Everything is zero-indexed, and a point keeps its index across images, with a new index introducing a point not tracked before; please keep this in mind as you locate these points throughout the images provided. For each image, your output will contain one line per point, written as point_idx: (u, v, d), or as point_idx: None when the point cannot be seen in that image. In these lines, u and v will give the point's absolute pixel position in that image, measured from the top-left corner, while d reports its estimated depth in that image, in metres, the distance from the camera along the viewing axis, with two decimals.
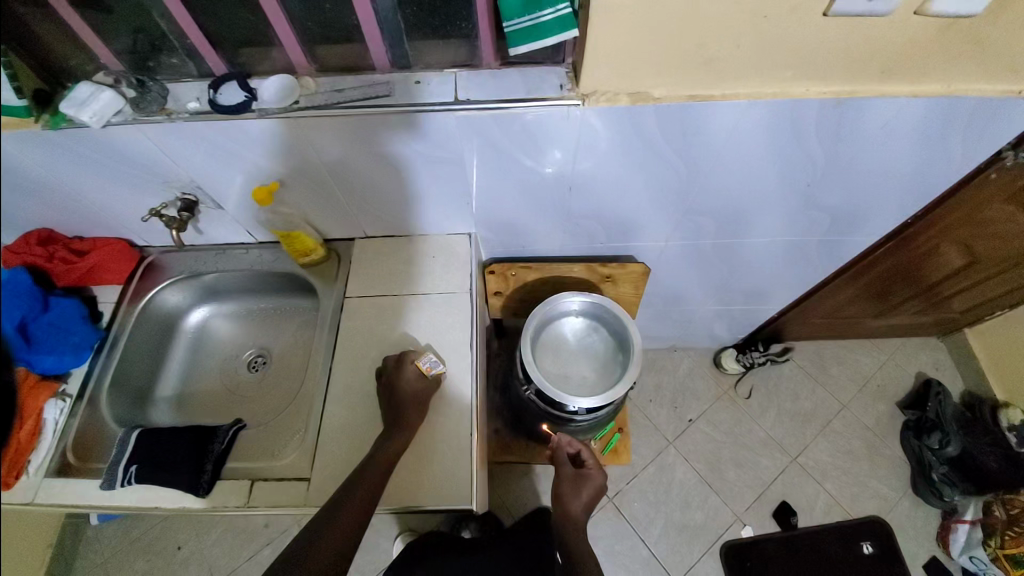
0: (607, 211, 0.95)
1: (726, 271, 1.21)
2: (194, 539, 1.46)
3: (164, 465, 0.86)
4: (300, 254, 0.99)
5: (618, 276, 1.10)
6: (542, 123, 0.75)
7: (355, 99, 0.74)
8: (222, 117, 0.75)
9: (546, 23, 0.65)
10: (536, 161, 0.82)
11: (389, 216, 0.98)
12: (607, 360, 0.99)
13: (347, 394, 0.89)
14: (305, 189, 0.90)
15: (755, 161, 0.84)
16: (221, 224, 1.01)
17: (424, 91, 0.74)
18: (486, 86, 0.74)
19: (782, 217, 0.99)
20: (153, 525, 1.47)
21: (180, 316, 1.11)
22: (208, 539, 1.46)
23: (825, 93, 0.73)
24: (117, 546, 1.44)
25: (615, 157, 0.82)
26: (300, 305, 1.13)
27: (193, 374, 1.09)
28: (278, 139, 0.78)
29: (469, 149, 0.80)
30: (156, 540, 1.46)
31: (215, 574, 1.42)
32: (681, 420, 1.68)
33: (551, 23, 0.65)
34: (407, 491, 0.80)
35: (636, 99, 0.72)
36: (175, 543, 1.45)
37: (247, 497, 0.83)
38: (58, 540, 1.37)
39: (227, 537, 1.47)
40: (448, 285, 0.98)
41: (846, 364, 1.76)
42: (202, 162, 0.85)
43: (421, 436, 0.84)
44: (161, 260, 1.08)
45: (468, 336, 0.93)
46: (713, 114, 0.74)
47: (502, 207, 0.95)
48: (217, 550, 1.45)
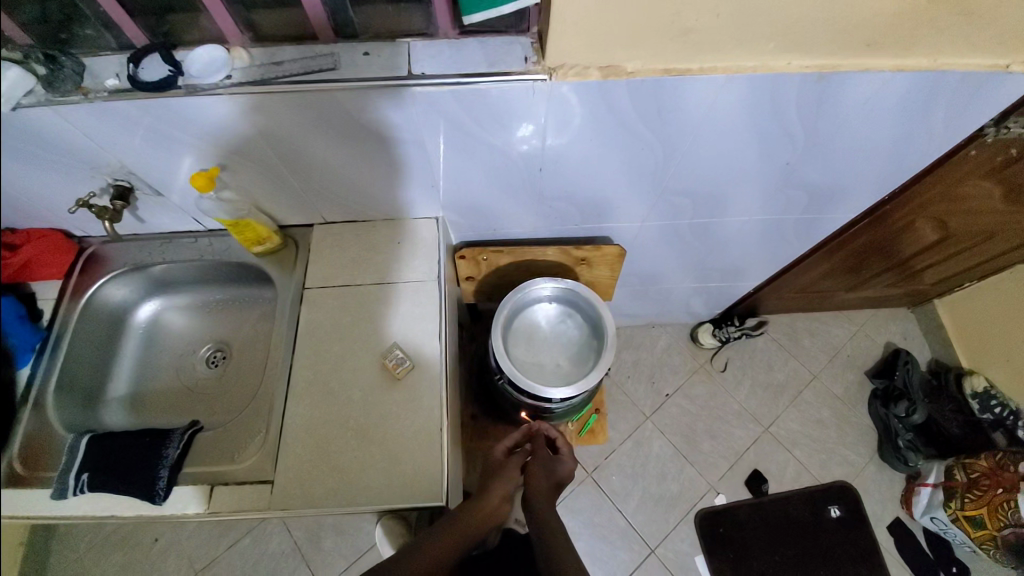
0: (580, 191, 0.91)
1: (704, 249, 1.18)
2: (171, 530, 1.43)
3: (118, 473, 0.82)
4: (252, 243, 0.92)
5: (593, 259, 1.06)
6: (506, 101, 0.69)
7: (297, 73, 0.66)
8: (146, 95, 0.67)
9: None
10: (502, 140, 0.77)
11: (348, 200, 0.91)
12: (582, 347, 0.96)
13: (310, 392, 0.84)
14: (253, 172, 0.83)
15: (734, 140, 0.80)
16: (165, 212, 0.93)
17: (374, 64, 0.67)
18: (444, 58, 0.67)
19: (760, 195, 0.96)
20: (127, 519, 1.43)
21: (129, 310, 1.04)
22: (185, 530, 1.43)
23: (808, 66, 0.68)
24: (90, 541, 1.40)
25: (586, 136, 0.77)
26: (260, 295, 1.06)
27: (148, 371, 1.03)
28: (214, 118, 0.70)
29: (428, 129, 0.73)
30: (131, 534, 1.42)
31: (194, 564, 1.40)
32: (658, 395, 1.69)
33: None
34: (375, 491, 0.77)
35: (608, 74, 0.67)
36: (152, 536, 1.42)
37: (207, 502, 0.79)
38: (27, 539, 1.32)
39: (205, 527, 1.44)
40: (414, 272, 0.93)
41: (820, 336, 1.78)
42: (132, 146, 0.76)
43: (389, 433, 0.81)
44: (103, 250, 1.01)
45: (437, 325, 0.89)
46: (690, 89, 0.69)
47: (470, 190, 0.89)
48: (195, 540, 1.42)
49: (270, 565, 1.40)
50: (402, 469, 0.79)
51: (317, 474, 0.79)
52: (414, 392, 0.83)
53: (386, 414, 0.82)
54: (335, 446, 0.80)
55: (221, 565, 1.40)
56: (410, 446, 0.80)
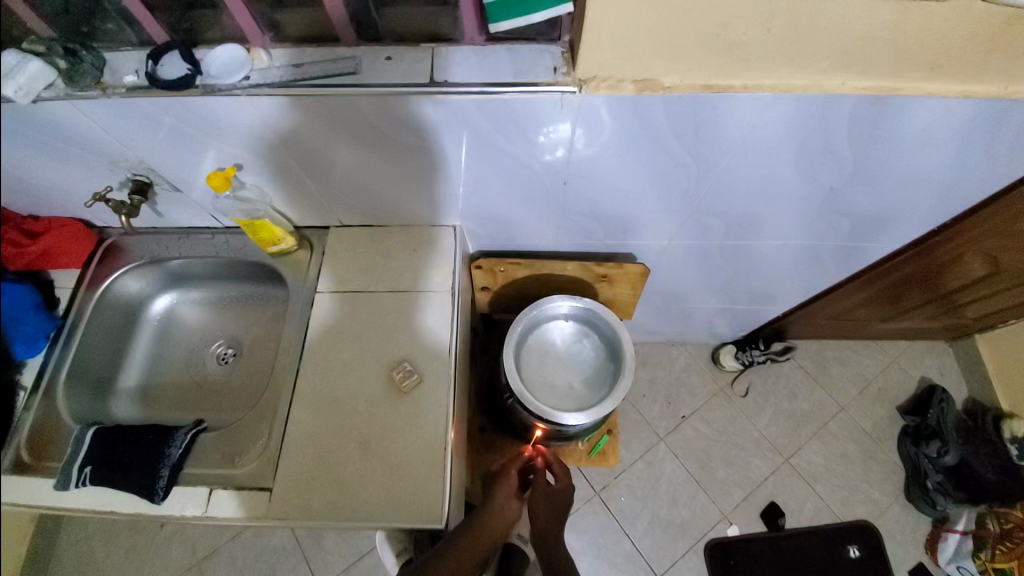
0: (606, 207, 0.86)
1: (732, 270, 1.12)
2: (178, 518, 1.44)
3: (121, 469, 0.81)
4: (267, 244, 0.91)
5: (615, 276, 1.01)
6: (531, 112, 0.65)
7: (316, 75, 0.64)
8: (163, 93, 0.66)
9: None
10: (527, 151, 0.73)
11: (365, 205, 0.89)
12: (598, 370, 0.92)
13: (315, 399, 0.82)
14: (269, 173, 0.81)
15: (775, 161, 0.74)
16: (183, 208, 0.93)
17: (396, 69, 0.64)
18: (468, 65, 0.64)
19: (799, 220, 0.90)
20: None
21: (144, 301, 1.04)
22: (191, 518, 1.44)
23: (863, 88, 0.63)
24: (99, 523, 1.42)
25: (615, 151, 0.72)
26: (273, 295, 1.05)
27: (159, 364, 1.03)
28: (231, 118, 0.69)
29: (449, 137, 0.70)
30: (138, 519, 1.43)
31: (197, 554, 1.40)
32: (674, 417, 1.63)
33: None
34: (372, 508, 0.74)
35: (643, 88, 0.62)
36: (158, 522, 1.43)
37: (205, 505, 0.78)
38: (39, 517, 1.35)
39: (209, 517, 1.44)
40: (428, 282, 0.90)
41: (849, 365, 1.69)
42: (150, 142, 0.75)
43: (393, 448, 0.77)
44: (122, 242, 1.01)
45: (448, 338, 0.86)
46: (732, 107, 0.64)
47: (489, 200, 0.86)
48: (199, 530, 1.43)
49: (271, 561, 1.40)
50: (401, 487, 0.75)
51: (318, 486, 0.76)
52: (420, 408, 0.80)
53: (391, 428, 0.79)
54: (336, 457, 0.77)
55: (222, 556, 1.40)
56: (411, 462, 0.76)
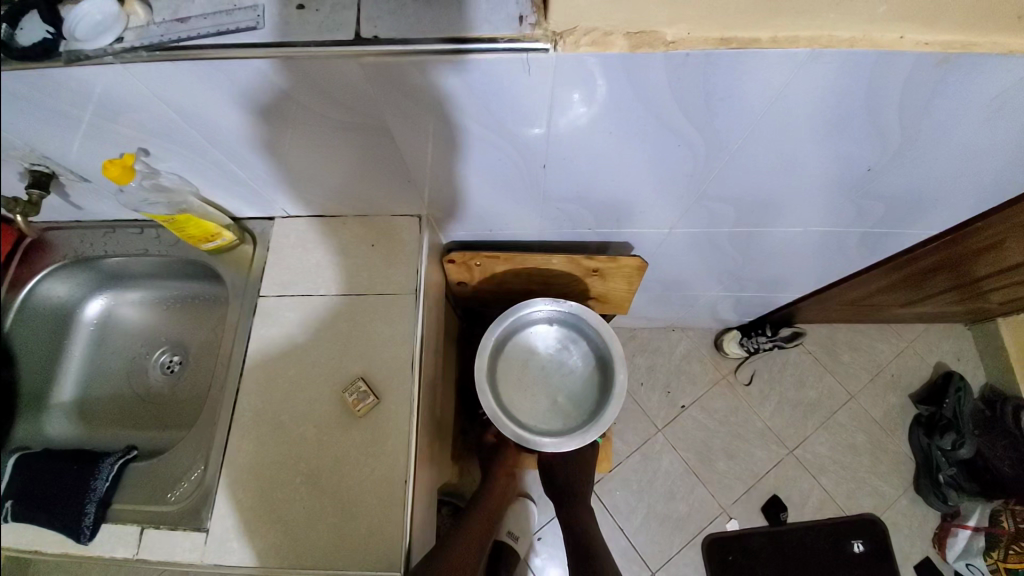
0: (594, 193, 0.73)
1: (742, 258, 0.99)
2: None
3: (42, 504, 0.71)
4: (199, 240, 0.77)
5: (607, 271, 0.88)
6: (495, 79, 0.51)
7: (207, 35, 0.50)
8: (22, 66, 0.52)
9: None
10: (496, 130, 0.59)
11: (310, 193, 0.75)
12: (586, 382, 0.83)
13: (256, 424, 0.71)
14: (179, 156, 0.67)
15: (800, 137, 0.60)
16: (101, 201, 0.79)
17: (309, 23, 0.49)
18: (401, 15, 0.49)
19: (821, 205, 0.76)
20: None
21: (74, 305, 0.90)
22: None
23: (926, 44, 0.47)
24: None
25: (603, 129, 0.58)
26: (219, 295, 0.92)
27: (98, 375, 0.91)
28: (115, 91, 0.55)
29: (393, 112, 0.56)
30: None
31: None
32: (673, 407, 1.50)
33: None
34: (321, 550, 0.65)
35: (638, 43, 0.47)
36: None
37: (137, 546, 0.69)
38: None
39: None
40: (388, 284, 0.78)
41: (861, 351, 1.55)
42: (25, 122, 0.61)
43: (345, 482, 0.68)
44: (47, 238, 0.87)
45: (412, 350, 0.74)
46: (753, 69, 0.50)
47: (454, 186, 0.72)
48: None
49: None
50: (358, 525, 0.66)
51: (260, 528, 0.67)
52: (377, 433, 0.70)
53: (342, 459, 0.69)
54: (280, 493, 0.68)
55: None
56: (363, 495, 0.67)
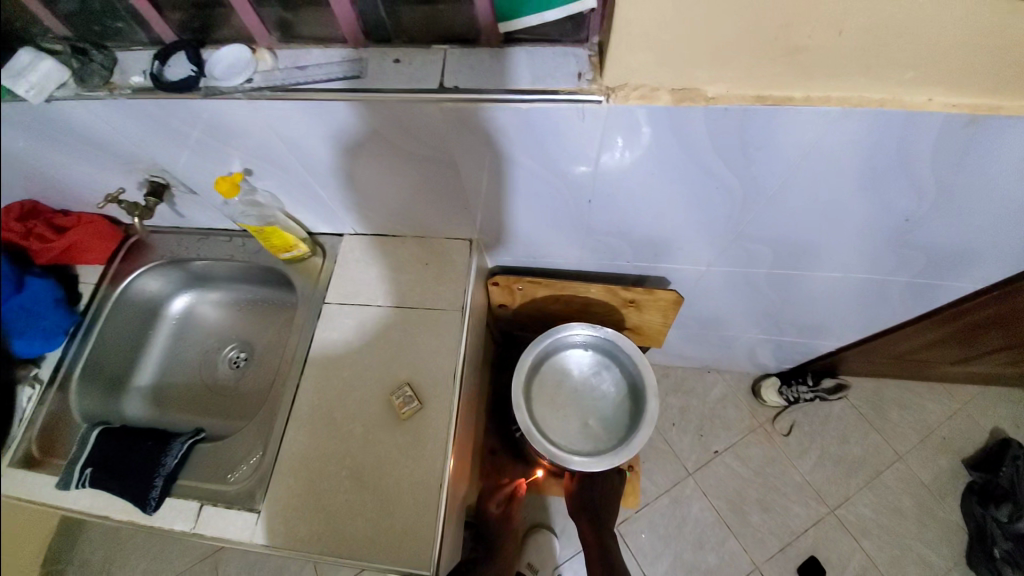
0: (634, 229, 0.78)
1: (779, 301, 1.00)
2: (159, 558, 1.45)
3: (117, 474, 0.78)
4: (279, 250, 0.88)
5: (644, 302, 0.92)
6: (552, 124, 0.58)
7: (320, 80, 0.60)
8: (167, 96, 0.63)
9: None
10: (548, 165, 0.66)
11: (378, 214, 0.85)
12: (617, 408, 0.85)
13: (312, 418, 0.78)
14: (275, 176, 0.78)
15: (836, 186, 0.64)
16: (200, 210, 0.91)
17: (402, 73, 0.59)
18: (479, 70, 0.57)
19: (858, 252, 0.78)
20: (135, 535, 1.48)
21: (163, 300, 1.03)
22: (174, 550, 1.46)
23: (954, 105, 0.51)
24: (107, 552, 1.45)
25: (646, 171, 0.64)
26: (286, 300, 1.02)
27: (174, 365, 1.02)
28: (236, 121, 0.66)
29: (461, 148, 0.64)
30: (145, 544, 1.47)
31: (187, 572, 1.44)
32: (705, 451, 1.47)
33: None
34: (360, 542, 0.70)
35: (681, 98, 0.53)
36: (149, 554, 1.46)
37: (194, 521, 0.75)
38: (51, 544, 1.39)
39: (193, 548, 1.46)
40: (438, 300, 0.85)
41: (910, 410, 1.48)
42: (158, 143, 0.73)
43: (386, 480, 0.73)
44: (148, 240, 1.00)
45: (455, 363, 0.80)
46: (786, 124, 0.55)
47: (506, 214, 0.79)
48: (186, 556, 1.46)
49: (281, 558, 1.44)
50: (395, 525, 0.71)
51: (305, 515, 0.72)
52: (418, 437, 0.75)
53: (384, 458, 0.75)
54: (326, 485, 0.74)
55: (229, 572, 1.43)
56: (400, 495, 0.72)
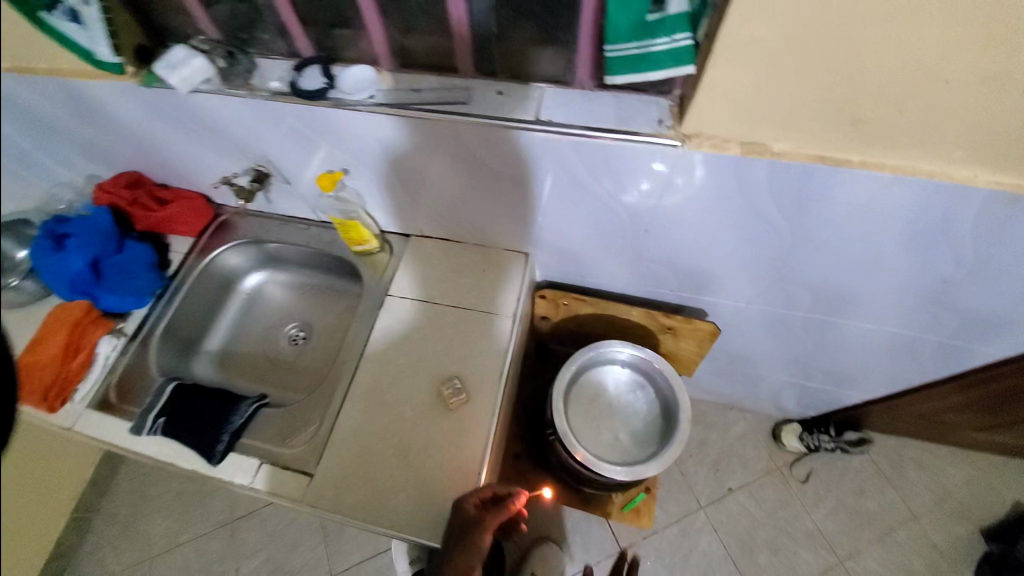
0: (683, 261, 0.84)
1: (810, 345, 1.04)
2: (183, 515, 1.54)
3: (189, 426, 0.85)
4: (353, 242, 0.97)
5: (681, 330, 0.97)
6: (627, 158, 0.65)
7: (430, 101, 0.68)
8: (300, 101, 0.71)
9: (657, 54, 0.53)
10: (612, 193, 0.73)
11: (447, 221, 0.93)
12: (647, 425, 0.90)
13: (367, 398, 0.85)
14: (366, 178, 0.87)
15: (880, 243, 0.69)
16: (288, 199, 1.01)
17: (503, 103, 0.67)
18: (574, 108, 0.65)
19: (895, 306, 0.82)
20: (165, 492, 1.58)
21: (239, 275, 1.13)
22: (197, 510, 1.55)
23: (998, 183, 0.57)
24: (135, 503, 1.56)
25: (705, 209, 0.70)
26: (349, 289, 1.11)
27: (239, 335, 1.11)
28: (347, 129, 0.74)
29: (540, 171, 0.72)
30: (171, 501, 1.57)
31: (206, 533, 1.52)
32: (720, 488, 1.48)
33: (663, 54, 0.53)
34: (398, 517, 0.76)
35: (749, 150, 0.60)
36: (175, 510, 1.55)
37: (252, 476, 0.82)
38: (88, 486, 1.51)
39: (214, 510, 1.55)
40: (493, 304, 0.92)
41: (931, 473, 1.47)
42: (268, 138, 0.83)
43: (430, 462, 0.80)
44: (233, 220, 1.11)
45: (503, 364, 0.86)
46: (843, 182, 0.61)
47: (566, 234, 0.87)
48: (208, 516, 1.55)
49: (296, 534, 1.51)
50: (434, 504, 0.77)
51: (353, 484, 0.79)
52: (463, 427, 0.82)
53: (431, 443, 0.81)
54: (375, 460, 0.80)
55: (246, 539, 1.51)
56: (439, 478, 0.78)
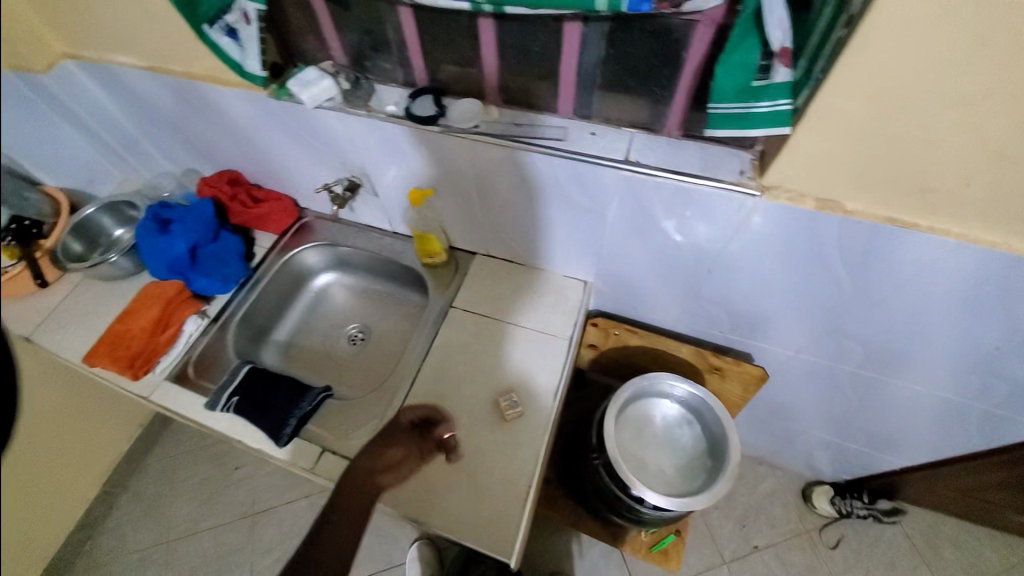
0: (738, 304, 0.89)
1: (854, 402, 1.05)
2: (208, 502, 1.59)
3: (260, 407, 0.91)
4: (424, 254, 1.05)
5: (729, 371, 1.00)
6: (705, 202, 0.71)
7: (529, 135, 0.77)
8: (411, 125, 0.81)
9: (758, 115, 0.58)
10: (682, 232, 0.78)
11: (516, 243, 1.00)
12: (693, 461, 0.92)
13: (425, 400, 0.90)
14: (450, 198, 0.95)
15: (937, 305, 0.72)
16: (370, 209, 1.10)
17: (595, 143, 0.75)
18: (660, 152, 0.72)
19: (945, 370, 0.84)
20: (192, 477, 1.63)
21: (312, 274, 1.21)
22: (222, 499, 1.59)
23: None
24: (164, 484, 1.62)
25: (770, 255, 0.75)
26: (410, 298, 1.19)
27: (304, 329, 1.19)
28: (446, 152, 0.83)
29: (618, 205, 0.79)
30: (198, 487, 1.62)
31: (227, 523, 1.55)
32: (745, 544, 1.45)
33: (763, 116, 0.58)
34: (448, 517, 0.79)
35: (823, 206, 0.65)
36: (201, 496, 1.60)
37: (314, 463, 0.87)
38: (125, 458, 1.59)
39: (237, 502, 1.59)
40: (550, 326, 0.97)
41: (970, 557, 1.41)
42: (369, 154, 0.92)
43: (483, 468, 0.83)
44: (314, 223, 1.20)
45: (557, 383, 0.91)
46: (907, 243, 0.65)
47: (628, 267, 0.92)
48: (232, 506, 1.58)
49: None
50: (483, 509, 0.80)
51: (407, 481, 0.83)
52: (516, 438, 0.86)
53: (484, 450, 0.85)
54: (429, 460, 0.85)
55: (264, 535, 1.53)
56: (490, 485, 0.82)
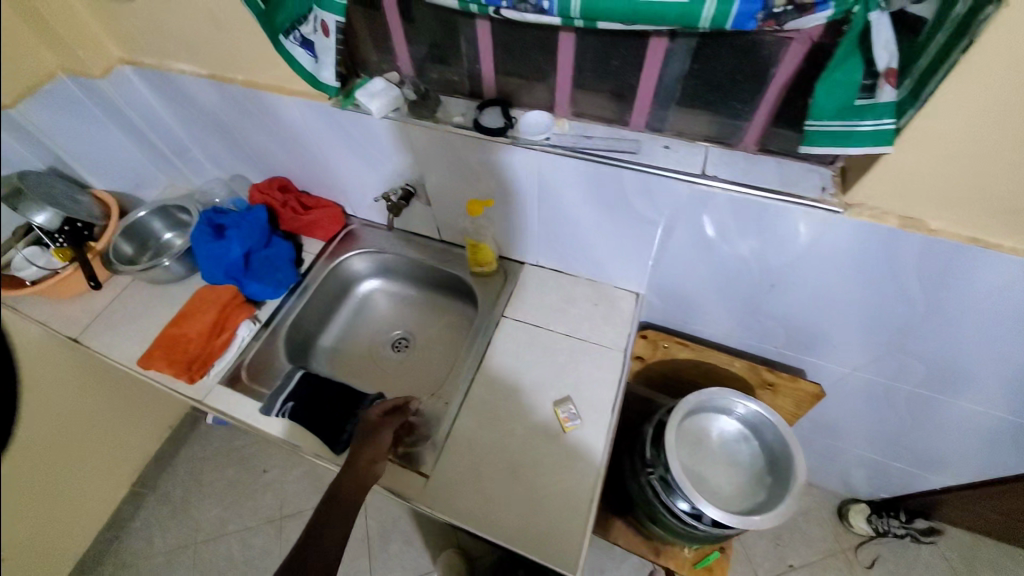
0: (799, 319, 0.88)
1: (906, 421, 1.03)
2: (235, 506, 1.58)
3: (316, 413, 0.91)
4: (475, 263, 1.05)
5: (782, 387, 0.99)
6: (780, 217, 0.71)
7: (601, 147, 0.77)
8: (478, 136, 0.81)
9: (860, 134, 0.58)
10: (749, 246, 0.78)
11: (569, 254, 1.00)
12: (751, 478, 0.91)
13: (480, 410, 0.90)
14: (507, 208, 0.95)
15: (1013, 326, 0.71)
16: (421, 217, 1.11)
17: (669, 156, 0.75)
18: (736, 167, 0.73)
19: (1010, 391, 0.83)
20: (219, 480, 1.62)
21: (358, 281, 1.22)
22: (249, 504, 1.58)
23: None
24: (191, 487, 1.61)
25: (840, 272, 0.75)
26: (454, 307, 1.19)
27: (349, 335, 1.19)
28: (512, 163, 0.83)
29: (685, 219, 0.79)
30: (225, 491, 1.61)
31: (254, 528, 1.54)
32: (781, 563, 1.43)
33: (864, 134, 0.58)
34: (508, 530, 0.79)
35: (906, 224, 0.65)
36: (228, 500, 1.59)
37: None
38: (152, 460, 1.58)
39: (265, 507, 1.58)
40: (604, 338, 0.97)
41: None
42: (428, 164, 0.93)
43: (542, 480, 0.83)
44: (361, 230, 1.21)
45: (613, 395, 0.90)
46: (991, 263, 0.65)
47: (685, 280, 0.92)
48: (259, 511, 1.57)
49: None
50: (545, 522, 0.79)
51: (466, 491, 0.82)
52: (575, 450, 0.85)
53: (543, 462, 0.85)
54: (487, 471, 0.84)
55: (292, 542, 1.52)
56: (550, 498, 0.81)
